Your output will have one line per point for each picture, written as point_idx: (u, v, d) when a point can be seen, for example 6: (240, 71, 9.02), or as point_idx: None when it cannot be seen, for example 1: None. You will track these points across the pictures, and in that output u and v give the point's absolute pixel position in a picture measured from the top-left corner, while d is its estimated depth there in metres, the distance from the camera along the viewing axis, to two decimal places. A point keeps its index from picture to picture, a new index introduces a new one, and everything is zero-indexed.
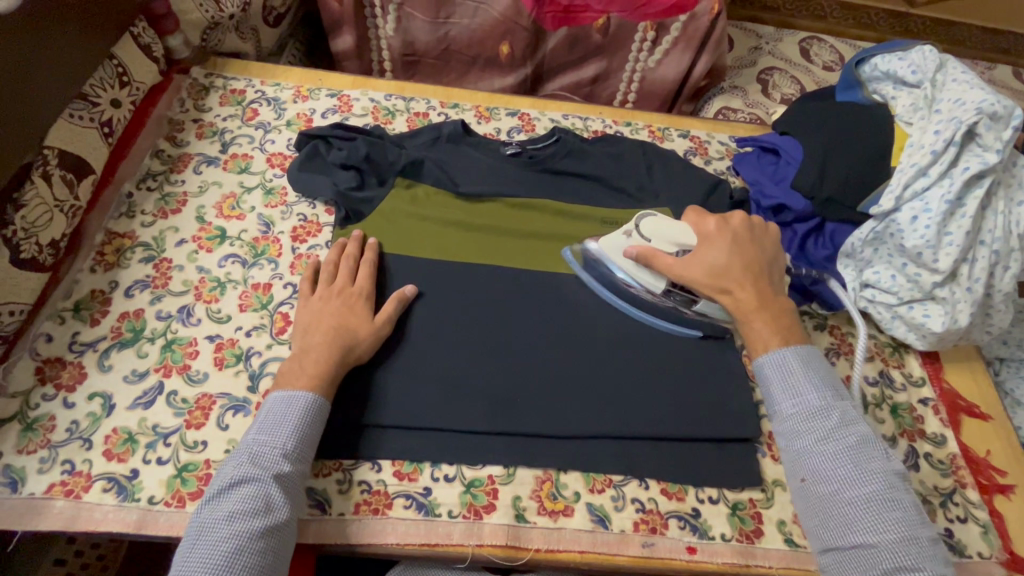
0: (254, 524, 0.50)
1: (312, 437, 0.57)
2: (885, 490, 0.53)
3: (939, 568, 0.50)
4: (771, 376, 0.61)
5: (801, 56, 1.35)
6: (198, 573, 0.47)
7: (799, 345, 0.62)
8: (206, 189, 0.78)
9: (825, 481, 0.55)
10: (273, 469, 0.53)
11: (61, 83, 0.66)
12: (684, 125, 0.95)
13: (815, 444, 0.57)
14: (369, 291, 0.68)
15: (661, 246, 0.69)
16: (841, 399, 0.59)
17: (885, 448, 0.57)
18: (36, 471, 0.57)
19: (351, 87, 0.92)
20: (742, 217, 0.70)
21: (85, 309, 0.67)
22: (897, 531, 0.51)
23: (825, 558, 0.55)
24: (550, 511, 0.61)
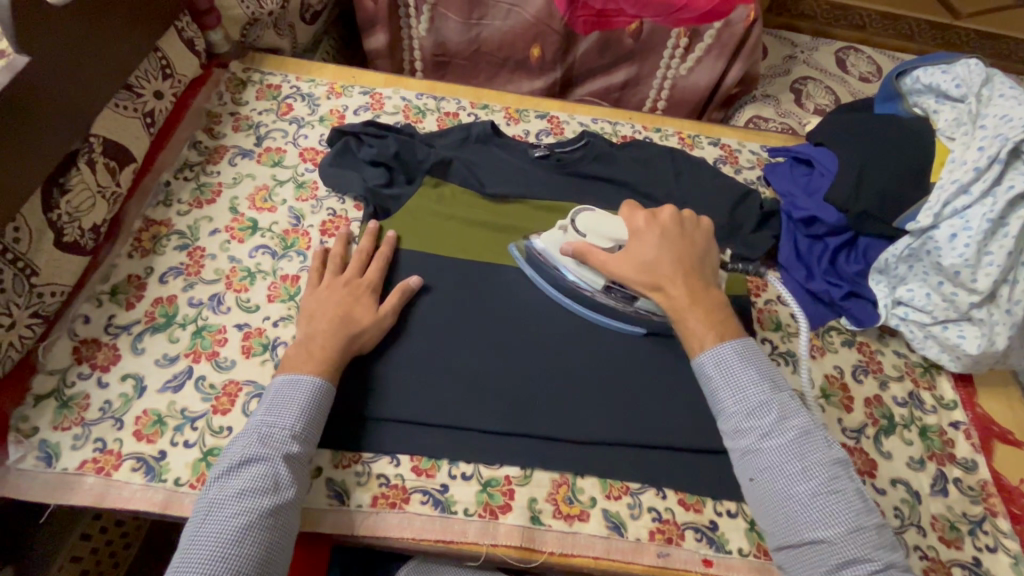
0: (264, 500, 0.51)
1: (318, 421, 0.58)
2: (831, 484, 0.53)
3: (888, 554, 0.51)
4: (712, 374, 0.59)
5: (837, 66, 1.32)
6: (210, 549, 0.48)
7: (736, 338, 0.60)
8: (240, 181, 0.80)
9: (773, 480, 0.54)
10: (281, 450, 0.54)
11: (108, 74, 0.68)
12: (715, 133, 0.94)
13: (760, 444, 0.55)
14: (378, 285, 0.69)
15: (597, 241, 0.68)
16: (779, 392, 0.57)
17: (825, 435, 0.56)
18: (70, 448, 0.59)
19: (383, 85, 0.94)
20: (672, 211, 0.68)
21: (121, 293, 0.69)
22: (846, 524, 0.51)
23: (780, 554, 0.54)
24: (565, 514, 0.60)
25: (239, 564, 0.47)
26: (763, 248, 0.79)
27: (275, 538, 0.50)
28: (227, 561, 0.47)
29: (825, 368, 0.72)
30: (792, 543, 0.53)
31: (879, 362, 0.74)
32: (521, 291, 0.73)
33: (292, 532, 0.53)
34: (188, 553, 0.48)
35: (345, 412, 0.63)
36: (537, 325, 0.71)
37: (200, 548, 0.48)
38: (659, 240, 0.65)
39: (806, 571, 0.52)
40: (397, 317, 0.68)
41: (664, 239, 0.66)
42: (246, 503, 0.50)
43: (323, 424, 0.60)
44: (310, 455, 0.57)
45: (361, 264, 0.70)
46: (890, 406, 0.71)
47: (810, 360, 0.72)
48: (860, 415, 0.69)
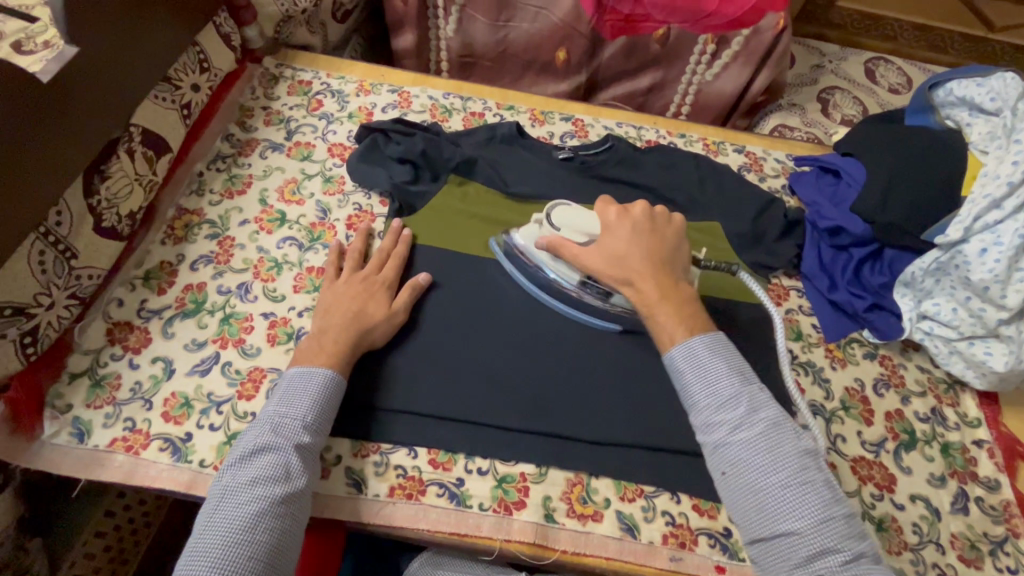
0: (276, 489, 0.52)
1: (329, 412, 0.59)
2: (799, 474, 0.52)
3: (858, 543, 0.50)
4: (682, 369, 0.58)
5: (865, 76, 1.31)
6: (223, 536, 0.49)
7: (706, 333, 0.60)
8: (270, 173, 0.82)
9: (744, 474, 0.54)
10: (292, 440, 0.55)
11: (149, 66, 0.70)
12: (740, 140, 0.94)
13: (730, 437, 0.55)
14: (393, 281, 0.70)
15: (569, 234, 0.69)
16: (749, 384, 0.57)
17: (795, 426, 0.56)
18: (101, 425, 0.61)
19: (411, 84, 0.95)
20: (644, 206, 0.69)
21: (153, 279, 0.71)
22: (815, 514, 0.51)
23: (753, 549, 0.53)
24: (579, 514, 0.61)
25: (252, 552, 0.48)
26: (786, 257, 0.78)
27: (285, 528, 0.51)
28: (240, 549, 0.48)
29: (846, 380, 0.71)
30: (764, 536, 0.52)
31: (902, 377, 0.73)
32: (506, 270, 0.75)
33: (302, 525, 0.53)
34: (201, 539, 0.49)
35: (365, 403, 0.64)
36: (556, 325, 0.72)
37: (213, 533, 0.49)
38: (636, 235, 0.66)
39: (778, 565, 0.51)
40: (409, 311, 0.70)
41: (639, 233, 0.66)
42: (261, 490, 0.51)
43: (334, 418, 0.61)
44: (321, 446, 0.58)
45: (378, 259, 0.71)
46: (911, 421, 0.70)
47: (831, 371, 0.72)
48: (881, 428, 0.69)
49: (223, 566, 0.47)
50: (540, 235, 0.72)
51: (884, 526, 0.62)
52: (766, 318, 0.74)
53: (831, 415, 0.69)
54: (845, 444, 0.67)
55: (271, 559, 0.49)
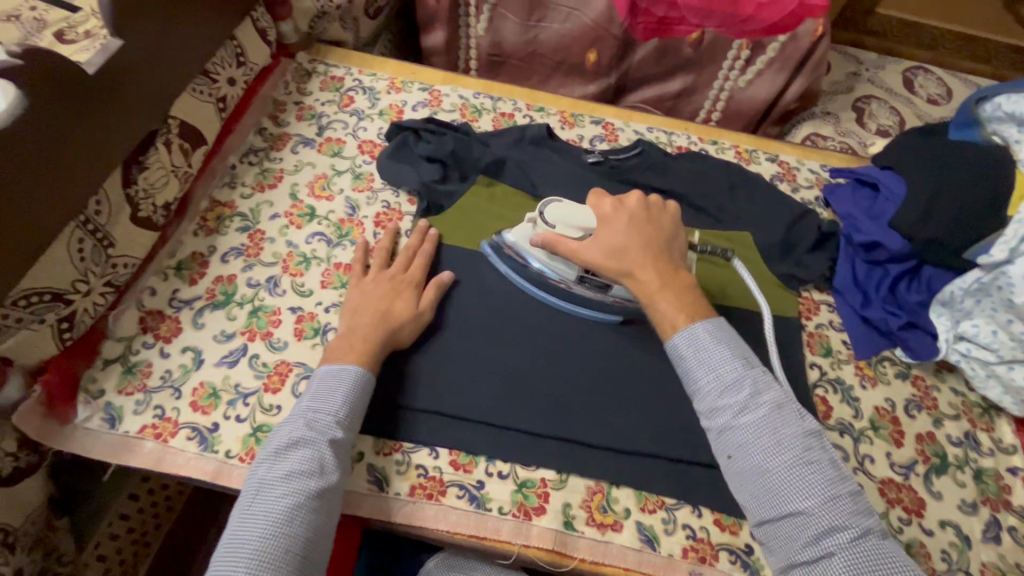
0: (310, 483, 0.52)
1: (360, 408, 0.59)
2: (804, 454, 0.53)
3: (865, 520, 0.51)
4: (687, 355, 0.59)
5: (903, 86, 1.28)
6: (262, 526, 0.49)
7: (708, 318, 0.61)
8: (301, 168, 0.82)
9: (749, 456, 0.54)
10: (328, 434, 0.56)
11: (189, 60, 0.71)
12: (773, 149, 0.92)
13: (734, 420, 0.56)
14: (420, 281, 0.70)
15: (564, 230, 0.67)
16: (752, 368, 0.58)
17: (799, 409, 0.56)
18: (132, 412, 0.62)
19: (442, 82, 0.95)
20: (639, 196, 0.68)
21: (186, 269, 0.72)
22: (821, 493, 0.51)
23: (759, 530, 0.54)
24: (598, 523, 0.60)
25: (290, 543, 0.49)
26: (818, 270, 0.77)
27: (321, 521, 0.52)
28: (279, 540, 0.49)
29: (876, 400, 0.70)
30: (770, 516, 0.52)
31: (934, 399, 0.71)
32: (502, 273, 0.75)
33: (333, 519, 0.54)
34: (241, 528, 0.50)
35: (389, 401, 0.64)
36: (581, 331, 0.71)
37: (250, 525, 0.50)
38: (634, 229, 0.65)
39: (786, 545, 0.52)
40: (433, 310, 0.70)
41: (636, 225, 0.66)
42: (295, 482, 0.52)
43: (363, 415, 0.61)
44: (353, 441, 0.59)
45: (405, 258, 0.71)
46: (943, 445, 0.68)
47: (861, 390, 0.70)
48: (911, 451, 0.67)
49: (263, 559, 0.47)
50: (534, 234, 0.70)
51: (911, 551, 0.61)
52: (793, 333, 0.73)
53: (859, 435, 0.67)
54: (874, 465, 0.66)
55: (308, 546, 0.50)
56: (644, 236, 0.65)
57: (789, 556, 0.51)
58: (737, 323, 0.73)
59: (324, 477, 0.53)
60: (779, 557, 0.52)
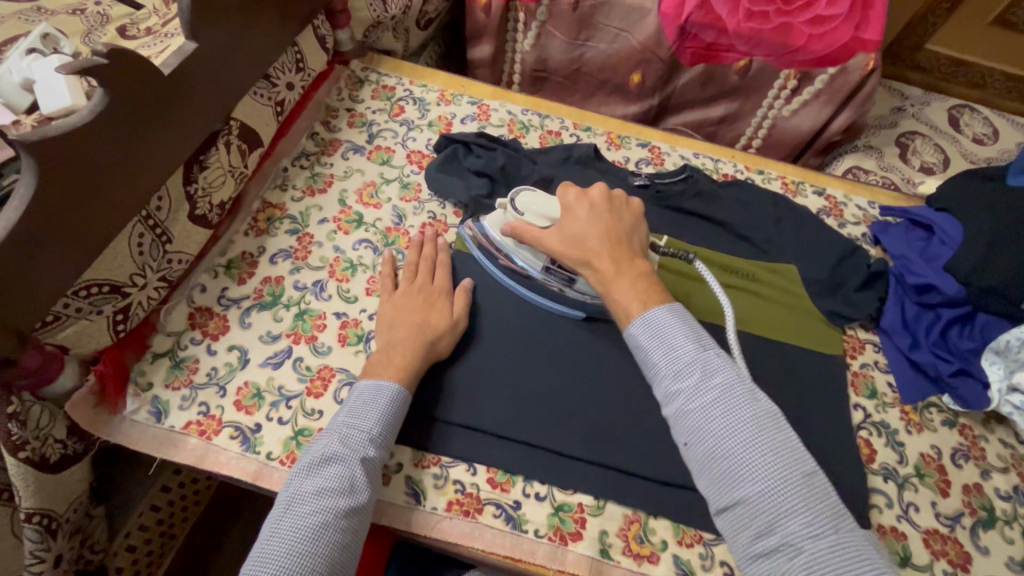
0: (340, 502, 0.52)
1: (393, 427, 0.59)
2: (756, 439, 0.52)
3: (819, 504, 0.49)
4: (642, 339, 0.59)
5: (949, 124, 1.26)
6: (287, 543, 0.49)
7: (664, 302, 0.61)
8: (350, 175, 0.83)
9: (702, 441, 0.53)
10: (360, 452, 0.56)
11: (253, 66, 0.73)
12: (821, 182, 0.91)
13: (687, 405, 0.55)
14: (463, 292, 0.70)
15: (532, 219, 0.69)
16: (705, 350, 0.57)
17: (752, 388, 0.55)
18: (178, 407, 0.63)
19: (491, 97, 0.96)
20: (602, 188, 0.69)
21: (235, 268, 0.73)
22: (771, 479, 0.50)
23: (718, 519, 0.53)
24: (635, 553, 0.60)
25: (315, 563, 0.49)
26: (866, 309, 0.76)
27: (347, 541, 0.52)
28: (305, 560, 0.48)
29: (921, 446, 0.68)
30: (723, 504, 0.51)
31: (982, 449, 0.69)
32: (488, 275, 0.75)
33: (361, 536, 0.54)
34: (267, 543, 0.50)
35: (429, 415, 0.64)
36: (622, 355, 0.70)
37: (280, 539, 0.50)
38: (593, 216, 0.66)
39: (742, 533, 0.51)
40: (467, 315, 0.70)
41: (597, 214, 0.66)
42: (330, 492, 0.52)
43: (398, 430, 0.61)
44: (384, 458, 0.59)
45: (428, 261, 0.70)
46: (991, 498, 0.66)
47: (906, 436, 0.69)
48: (957, 501, 0.65)
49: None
50: (504, 221, 0.72)
51: None
52: (835, 372, 0.72)
53: (903, 481, 0.66)
54: (918, 514, 0.64)
55: (330, 570, 0.49)
56: (606, 227, 0.65)
57: (744, 546, 0.50)
58: (781, 358, 0.72)
59: (354, 485, 0.54)
60: (736, 548, 0.51)
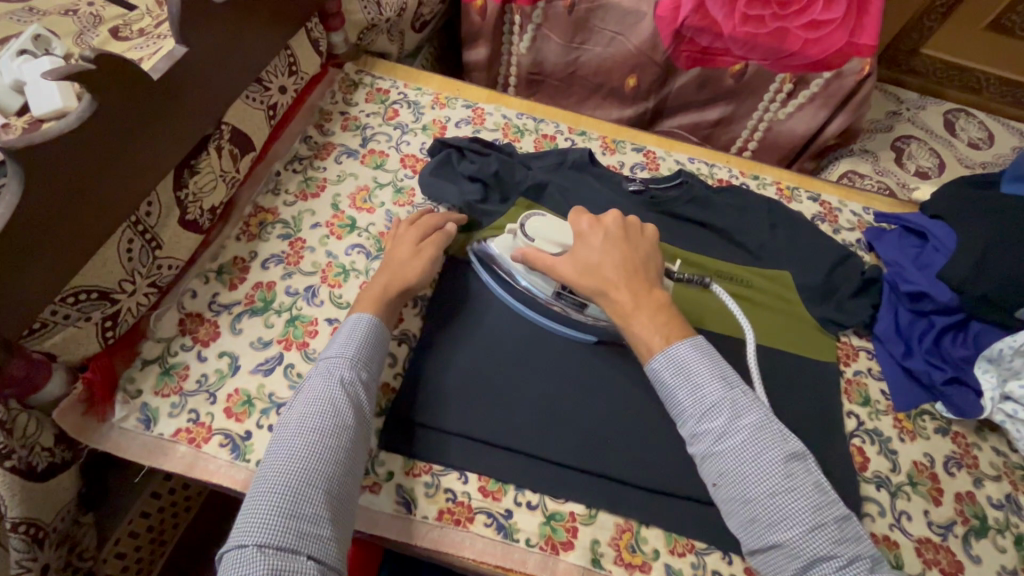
0: (325, 421, 0.54)
1: (372, 353, 0.61)
2: (788, 482, 0.52)
3: (853, 546, 0.50)
4: (666, 378, 0.58)
5: (944, 128, 1.26)
6: (280, 463, 0.51)
7: (687, 337, 0.60)
8: (344, 179, 0.83)
9: (732, 484, 0.54)
10: (340, 377, 0.57)
11: (244, 70, 0.72)
12: (815, 187, 0.91)
13: (715, 447, 0.55)
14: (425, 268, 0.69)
15: (543, 245, 0.68)
16: (731, 389, 0.56)
17: (782, 429, 0.55)
18: (167, 415, 0.63)
19: (486, 100, 0.95)
20: (617, 216, 0.68)
21: (226, 273, 0.73)
22: (805, 522, 0.51)
23: (753, 558, 0.54)
24: (626, 562, 0.60)
25: (306, 477, 0.50)
26: (860, 316, 0.76)
27: (336, 457, 0.52)
28: (296, 475, 0.50)
29: (914, 455, 0.68)
30: (758, 546, 0.52)
31: (975, 458, 0.69)
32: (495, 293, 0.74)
33: (354, 455, 0.54)
34: (264, 469, 0.51)
35: (421, 422, 0.64)
36: (614, 362, 0.70)
37: (273, 464, 0.51)
38: (608, 245, 0.65)
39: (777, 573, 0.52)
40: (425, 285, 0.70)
41: (612, 242, 0.66)
42: (315, 414, 0.54)
43: (382, 360, 0.63)
44: (371, 383, 0.60)
45: (418, 263, 0.69)
46: (983, 506, 0.66)
47: (899, 443, 0.69)
48: (950, 510, 0.65)
49: (282, 490, 0.49)
50: (513, 247, 0.71)
51: None
52: (829, 380, 0.72)
53: (896, 489, 0.66)
54: (911, 523, 0.64)
55: (322, 484, 0.50)
56: (624, 255, 0.65)
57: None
58: (774, 365, 0.72)
59: (338, 404, 0.55)
60: None
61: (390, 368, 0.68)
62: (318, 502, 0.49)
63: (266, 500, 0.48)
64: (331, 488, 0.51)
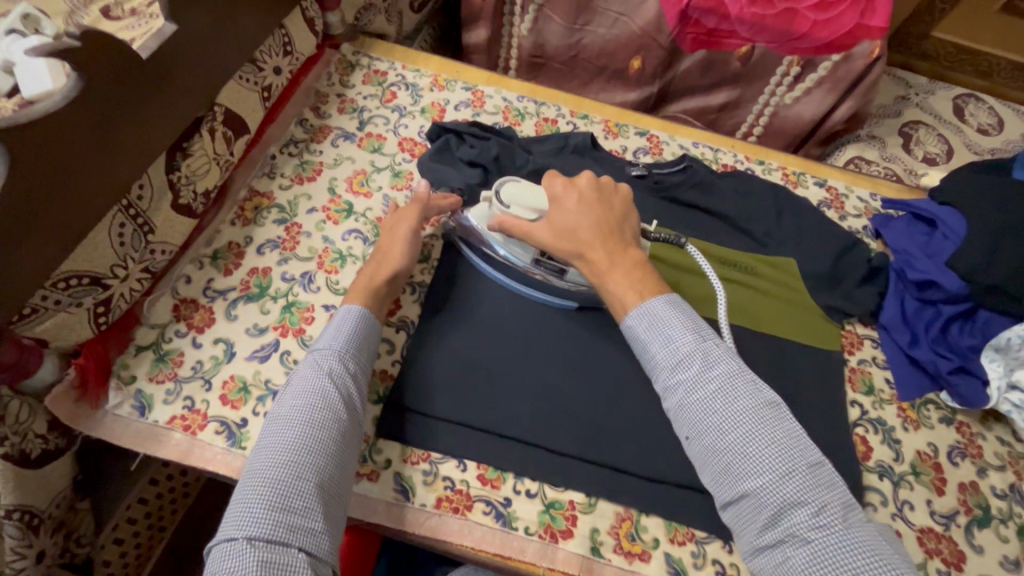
0: (305, 412, 0.53)
1: (360, 346, 0.60)
2: (759, 428, 0.51)
3: (827, 493, 0.48)
4: (640, 332, 0.58)
5: (953, 113, 1.23)
6: (261, 457, 0.50)
7: (663, 293, 0.60)
8: (340, 163, 0.81)
9: (703, 434, 0.52)
10: (320, 369, 0.56)
11: (235, 49, 0.70)
12: (822, 173, 0.89)
13: (686, 397, 0.54)
14: (409, 253, 0.68)
15: (518, 212, 0.67)
16: (704, 340, 0.56)
17: (754, 378, 0.54)
18: (162, 402, 0.62)
19: (486, 83, 0.93)
20: (591, 176, 0.67)
21: (221, 259, 0.71)
22: (776, 468, 0.49)
23: (726, 513, 0.52)
24: (626, 551, 0.59)
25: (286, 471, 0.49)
26: (865, 305, 0.74)
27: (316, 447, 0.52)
28: (275, 468, 0.49)
29: (918, 444, 0.67)
30: (730, 497, 0.51)
31: (979, 447, 0.68)
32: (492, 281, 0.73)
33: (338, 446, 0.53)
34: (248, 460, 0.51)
35: (420, 411, 0.63)
36: (614, 351, 0.69)
37: (256, 457, 0.51)
38: (584, 207, 0.65)
39: (749, 527, 0.50)
40: (412, 264, 0.69)
41: (587, 203, 0.65)
42: (297, 404, 0.53)
43: (367, 349, 0.62)
44: (355, 373, 0.59)
45: (405, 248, 0.68)
46: (986, 496, 0.65)
47: (902, 432, 0.68)
48: (953, 500, 0.65)
49: (261, 483, 0.48)
50: (490, 215, 0.71)
51: None
52: (832, 368, 0.71)
53: (899, 479, 0.65)
54: (913, 512, 0.63)
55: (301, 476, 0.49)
56: (599, 216, 0.64)
57: (752, 539, 0.49)
58: (778, 353, 0.71)
59: (320, 394, 0.54)
60: (746, 542, 0.50)
61: (388, 355, 0.68)
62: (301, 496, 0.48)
63: (248, 495, 0.48)
64: (318, 483, 0.50)
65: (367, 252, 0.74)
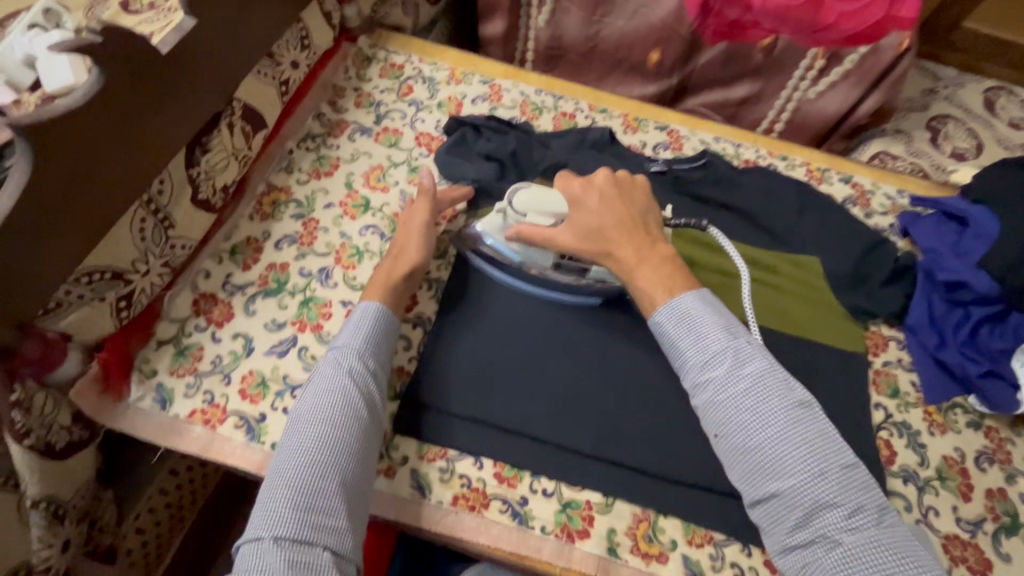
0: (338, 405, 0.53)
1: (388, 339, 0.60)
2: (790, 429, 0.50)
3: (859, 495, 0.48)
4: (670, 328, 0.58)
5: (983, 107, 1.19)
6: (298, 448, 0.51)
7: (694, 289, 0.59)
8: (357, 157, 0.81)
9: (733, 432, 0.52)
10: (352, 362, 0.57)
11: (252, 42, 0.69)
12: (848, 169, 0.87)
13: (716, 396, 0.54)
14: (425, 248, 0.68)
15: (536, 219, 0.65)
16: (735, 338, 0.55)
17: (786, 377, 0.54)
18: (182, 396, 0.63)
19: (503, 77, 0.92)
20: (607, 173, 0.66)
21: (240, 254, 0.72)
22: (806, 470, 0.49)
23: (753, 511, 0.52)
24: (643, 552, 0.59)
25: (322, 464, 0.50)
26: (890, 306, 0.73)
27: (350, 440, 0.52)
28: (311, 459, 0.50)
29: (944, 449, 0.66)
30: (759, 496, 0.51)
31: (1008, 453, 0.67)
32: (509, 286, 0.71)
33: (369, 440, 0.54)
34: (281, 451, 0.52)
35: (438, 410, 0.63)
36: (631, 351, 0.68)
37: (291, 448, 0.51)
38: (601, 203, 0.64)
39: (777, 526, 0.50)
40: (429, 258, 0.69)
41: (604, 201, 0.64)
42: (329, 397, 0.54)
43: (393, 343, 0.62)
44: (382, 367, 0.59)
45: (422, 243, 0.68)
46: (1015, 503, 0.64)
47: (928, 437, 0.67)
48: (980, 507, 0.63)
49: (298, 475, 0.49)
50: (505, 226, 0.68)
51: None
52: (856, 370, 0.70)
53: (924, 484, 0.64)
54: (938, 519, 0.62)
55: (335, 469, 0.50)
56: (619, 214, 0.63)
57: (780, 539, 0.49)
58: (800, 354, 0.69)
59: (351, 388, 0.55)
60: (774, 541, 0.50)
61: (406, 351, 0.67)
62: (336, 488, 0.49)
63: (286, 485, 0.48)
64: (348, 476, 0.50)
65: (383, 248, 0.74)
